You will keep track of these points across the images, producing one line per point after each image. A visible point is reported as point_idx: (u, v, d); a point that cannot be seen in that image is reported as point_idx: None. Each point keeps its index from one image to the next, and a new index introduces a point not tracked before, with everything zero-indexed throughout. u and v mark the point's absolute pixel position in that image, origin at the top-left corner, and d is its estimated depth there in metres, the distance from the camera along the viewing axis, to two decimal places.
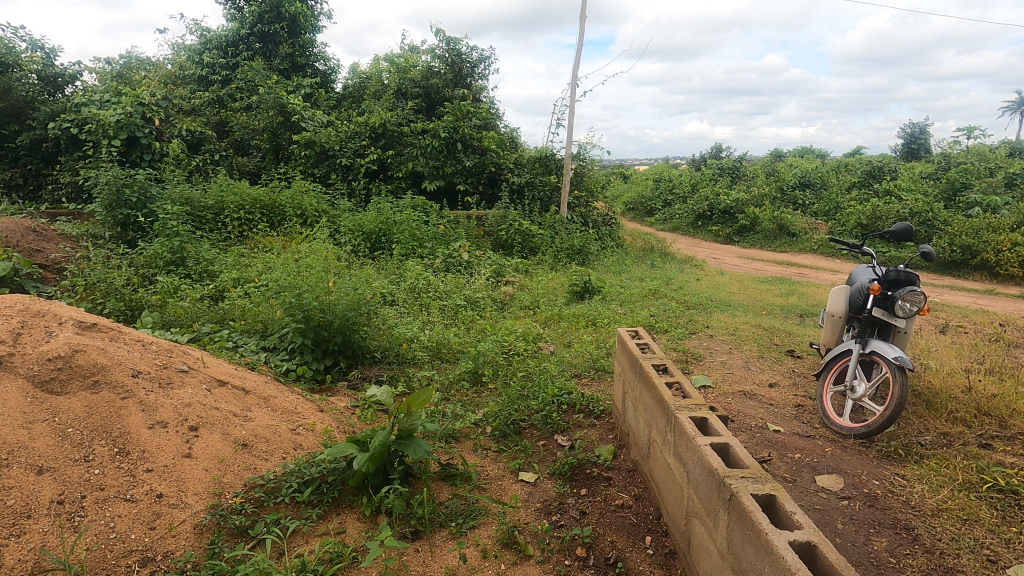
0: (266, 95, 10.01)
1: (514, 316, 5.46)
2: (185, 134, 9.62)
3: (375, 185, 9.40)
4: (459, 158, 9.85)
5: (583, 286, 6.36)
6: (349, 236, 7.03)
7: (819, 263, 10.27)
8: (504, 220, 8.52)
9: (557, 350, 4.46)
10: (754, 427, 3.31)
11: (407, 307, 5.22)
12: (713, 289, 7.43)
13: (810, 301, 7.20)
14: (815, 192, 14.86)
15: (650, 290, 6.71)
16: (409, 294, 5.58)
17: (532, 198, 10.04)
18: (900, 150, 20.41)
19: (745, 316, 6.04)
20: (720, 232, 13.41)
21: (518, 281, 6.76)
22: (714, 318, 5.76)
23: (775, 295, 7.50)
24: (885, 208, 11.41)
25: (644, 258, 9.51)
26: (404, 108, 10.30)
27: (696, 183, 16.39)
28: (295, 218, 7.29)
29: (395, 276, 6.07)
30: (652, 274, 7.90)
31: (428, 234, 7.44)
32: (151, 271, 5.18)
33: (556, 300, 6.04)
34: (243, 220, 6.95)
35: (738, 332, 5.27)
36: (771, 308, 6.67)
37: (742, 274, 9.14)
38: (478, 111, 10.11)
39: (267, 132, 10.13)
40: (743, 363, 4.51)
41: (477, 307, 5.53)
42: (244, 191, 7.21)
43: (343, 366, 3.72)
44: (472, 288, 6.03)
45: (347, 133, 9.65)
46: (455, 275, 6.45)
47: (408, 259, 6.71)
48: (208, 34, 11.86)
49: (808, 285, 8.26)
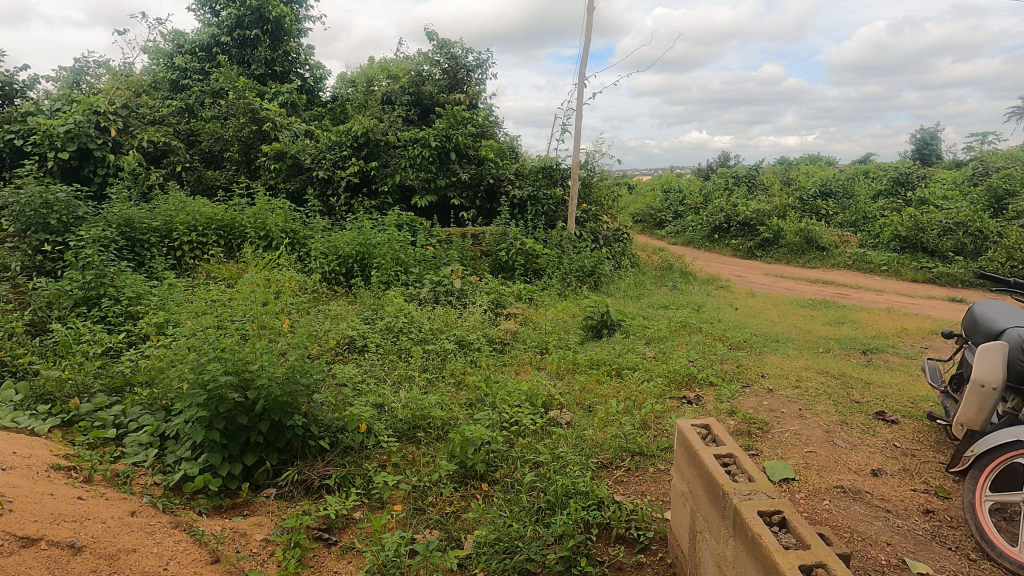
0: (236, 103, 9.21)
1: (517, 365, 4.35)
2: (146, 146, 8.61)
3: (357, 201, 8.29)
4: (453, 170, 8.78)
5: (600, 320, 5.24)
6: (320, 262, 5.99)
7: (858, 282, 9.15)
8: (504, 239, 7.39)
9: (574, 422, 3.32)
10: (885, 566, 2.17)
11: (381, 356, 4.12)
12: (752, 318, 6.32)
13: (867, 332, 6.08)
14: (838, 201, 13.78)
15: (679, 322, 5.59)
16: (385, 336, 4.49)
17: (535, 213, 8.93)
18: (913, 155, 19.51)
19: (801, 356, 4.92)
20: (741, 246, 12.29)
21: (519, 313, 5.64)
22: (765, 360, 4.60)
23: (823, 324, 6.39)
24: (926, 216, 10.28)
25: (663, 278, 8.40)
26: (392, 115, 9.29)
27: (709, 194, 15.38)
28: (256, 241, 6.19)
29: (370, 312, 4.96)
30: (677, 300, 6.81)
31: (414, 257, 6.32)
32: (54, 316, 4.09)
33: (566, 340, 4.92)
34: (194, 245, 5.88)
35: (803, 384, 4.10)
36: (826, 343, 5.54)
37: (776, 296, 8.02)
38: (474, 118, 9.09)
39: (238, 142, 9.10)
40: (824, 435, 3.36)
41: (469, 354, 4.43)
42: (198, 209, 6.15)
43: (272, 466, 2.57)
44: (466, 325, 4.92)
45: (327, 143, 8.57)
46: (446, 308, 5.34)
47: (389, 289, 5.62)
48: (181, 40, 11.04)
49: (857, 309, 7.14)
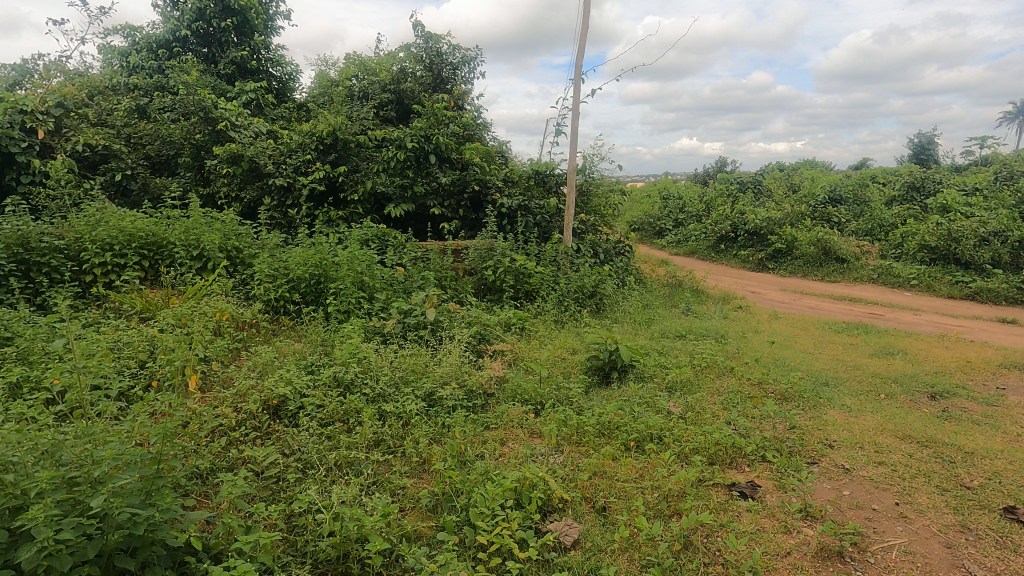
0: (187, 98, 8.02)
1: (504, 434, 3.29)
2: (82, 150, 7.47)
3: (323, 212, 7.21)
4: (433, 175, 7.72)
5: (608, 361, 4.19)
6: (265, 287, 4.89)
7: (888, 299, 8.18)
8: (490, 255, 6.31)
9: (587, 543, 2.27)
10: None
11: (318, 429, 3.04)
12: (786, 350, 5.29)
13: (925, 368, 5.06)
14: (850, 208, 12.86)
15: (705, 360, 4.53)
16: (331, 393, 3.41)
17: (527, 224, 7.92)
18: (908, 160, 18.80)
19: (864, 408, 3.88)
20: (751, 258, 11.32)
21: (508, 350, 4.56)
22: (826, 418, 3.54)
23: (870, 357, 5.36)
24: (957, 225, 9.33)
25: (673, 298, 7.39)
26: (365, 115, 8.23)
27: (711, 201, 14.43)
28: (187, 263, 5.06)
29: (316, 356, 3.88)
30: (695, 328, 5.78)
31: (382, 280, 5.26)
32: None
33: (566, 390, 3.84)
34: (109, 267, 4.78)
35: (887, 459, 3.04)
36: (883, 386, 4.51)
37: (803, 317, 7.01)
38: (458, 117, 8.06)
39: (189, 145, 7.98)
40: (948, 554, 2.32)
41: (440, 418, 3.35)
42: (117, 221, 5.04)
43: None
44: (439, 370, 3.85)
45: (289, 146, 7.46)
46: (415, 346, 4.26)
47: (346, 323, 4.55)
48: (137, 35, 9.94)
49: (900, 336, 6.13)
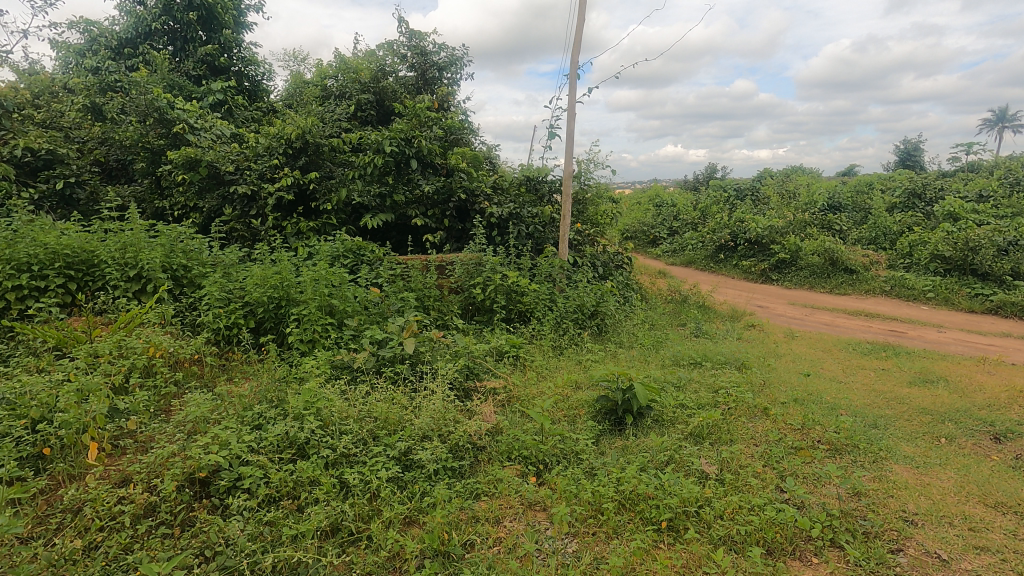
0: (142, 97, 7.22)
1: (499, 511, 2.58)
2: (20, 155, 6.63)
3: (293, 223, 6.47)
4: (415, 182, 7.02)
5: (621, 404, 3.49)
6: (213, 313, 4.14)
7: (906, 314, 7.59)
8: (479, 271, 5.61)
9: None
10: None
11: (255, 517, 2.31)
12: (817, 380, 4.64)
13: (975, 400, 4.43)
14: (850, 215, 12.38)
15: (733, 399, 3.85)
16: (278, 457, 2.69)
17: (518, 234, 7.24)
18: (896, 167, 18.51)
19: (930, 460, 3.23)
20: (753, 269, 10.77)
21: (500, 388, 3.85)
22: (894, 479, 2.89)
23: (910, 386, 4.73)
24: (972, 234, 8.80)
25: (679, 316, 6.75)
26: (340, 117, 7.51)
27: (707, 208, 13.90)
28: (122, 286, 4.30)
29: (267, 405, 3.14)
30: (712, 353, 5.12)
31: (354, 303, 4.53)
32: None
33: (574, 443, 3.15)
34: (23, 293, 3.99)
35: (989, 542, 2.39)
36: (937, 425, 3.87)
37: (822, 337, 6.39)
38: (442, 119, 7.37)
39: (144, 149, 7.16)
40: None
41: (417, 489, 2.64)
42: (37, 236, 4.25)
43: None
44: (417, 419, 3.13)
45: (255, 149, 6.71)
46: (390, 387, 3.54)
47: (308, 357, 3.82)
48: (96, 31, 9.14)
49: (934, 359, 5.52)
